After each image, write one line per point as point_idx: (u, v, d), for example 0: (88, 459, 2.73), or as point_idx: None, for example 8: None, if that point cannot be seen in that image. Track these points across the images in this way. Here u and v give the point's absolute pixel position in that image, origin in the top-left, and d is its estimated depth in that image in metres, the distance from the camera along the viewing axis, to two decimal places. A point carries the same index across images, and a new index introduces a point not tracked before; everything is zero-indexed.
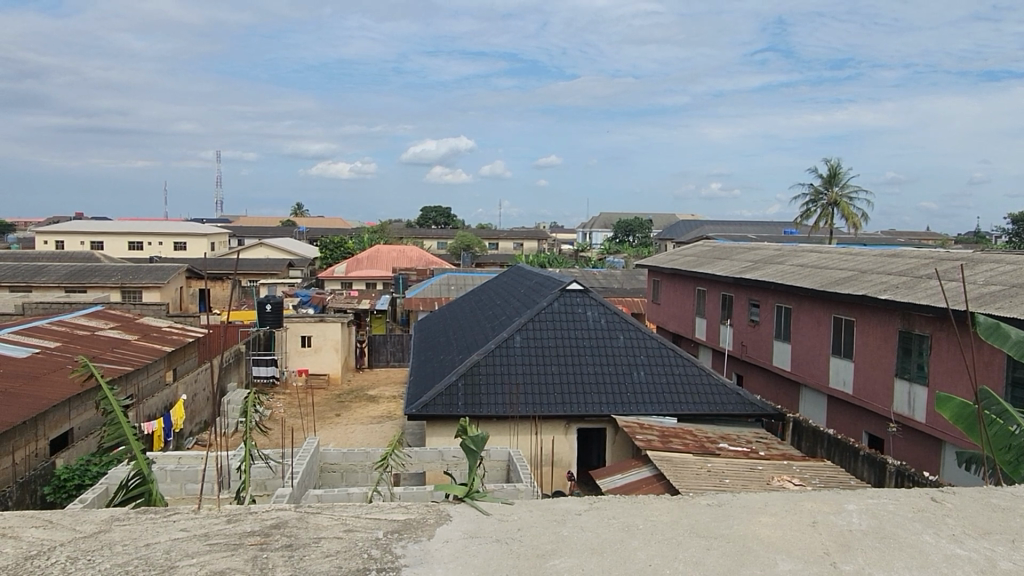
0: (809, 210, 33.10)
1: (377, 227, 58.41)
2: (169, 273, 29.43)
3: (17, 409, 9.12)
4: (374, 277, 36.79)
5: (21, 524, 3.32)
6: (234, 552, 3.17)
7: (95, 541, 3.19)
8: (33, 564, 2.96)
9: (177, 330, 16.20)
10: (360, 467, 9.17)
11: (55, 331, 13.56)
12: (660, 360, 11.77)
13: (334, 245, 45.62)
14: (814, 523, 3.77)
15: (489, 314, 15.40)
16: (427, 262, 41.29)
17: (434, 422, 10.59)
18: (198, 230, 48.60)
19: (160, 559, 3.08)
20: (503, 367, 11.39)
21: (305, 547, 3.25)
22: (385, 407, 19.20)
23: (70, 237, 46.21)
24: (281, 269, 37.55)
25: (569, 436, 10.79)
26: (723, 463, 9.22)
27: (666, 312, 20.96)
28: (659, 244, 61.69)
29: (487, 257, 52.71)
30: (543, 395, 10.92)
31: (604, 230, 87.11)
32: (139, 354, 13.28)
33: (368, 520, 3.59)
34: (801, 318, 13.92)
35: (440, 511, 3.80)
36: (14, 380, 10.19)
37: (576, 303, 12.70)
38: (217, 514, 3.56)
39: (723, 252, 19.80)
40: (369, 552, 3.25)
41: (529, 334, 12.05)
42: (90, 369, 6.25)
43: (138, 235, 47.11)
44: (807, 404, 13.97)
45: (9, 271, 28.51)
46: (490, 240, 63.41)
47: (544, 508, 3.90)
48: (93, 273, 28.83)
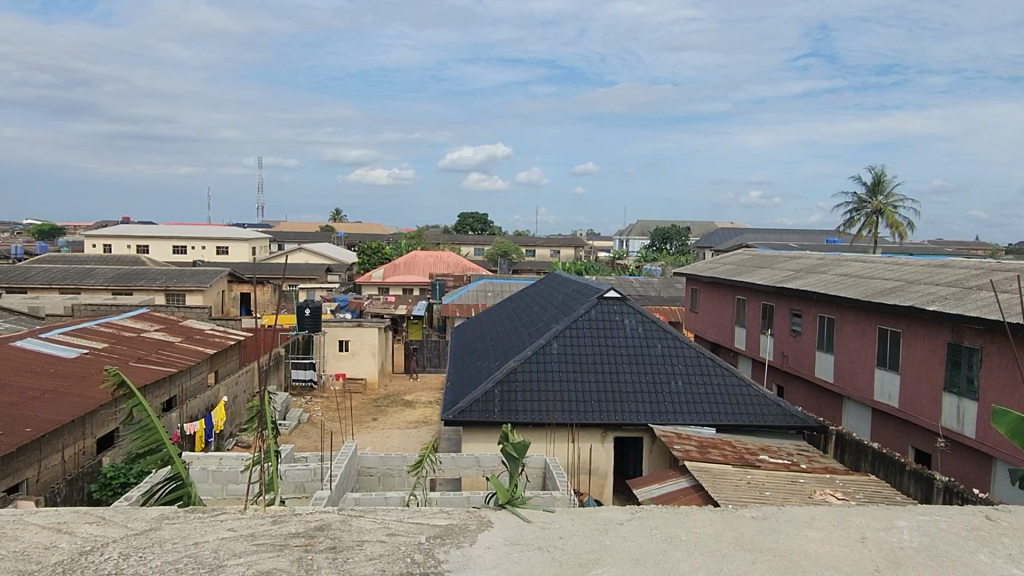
0: (852, 218, 32.45)
1: (415, 233, 58.91)
2: (211, 277, 29.93)
3: (67, 409, 9.36)
4: (411, 283, 36.92)
5: (74, 520, 3.37)
6: (280, 553, 3.19)
7: (146, 538, 3.24)
8: (87, 559, 3.00)
9: (219, 333, 16.49)
10: (396, 471, 9.20)
11: (103, 332, 13.89)
12: (698, 370, 11.61)
13: (371, 251, 45.98)
14: (863, 539, 3.67)
15: (526, 320, 15.39)
16: (464, 268, 41.41)
17: (471, 428, 10.59)
18: (241, 235, 49.49)
19: (210, 557, 3.11)
20: (541, 374, 11.34)
21: (349, 550, 3.26)
22: (421, 413, 19.25)
23: (117, 241, 47.35)
24: (320, 273, 37.91)
25: (606, 444, 10.69)
26: (763, 475, 9.05)
27: (705, 321, 20.73)
28: (697, 253, 61.00)
29: (524, 264, 52.69)
30: (579, 403, 10.85)
31: (641, 237, 86.41)
32: (183, 356, 13.54)
33: (411, 524, 3.60)
34: (844, 328, 13.61)
35: (482, 517, 3.79)
36: (63, 380, 10.47)
37: (613, 311, 12.59)
38: (262, 515, 3.59)
39: (763, 260, 19.53)
40: (412, 556, 3.25)
41: (566, 342, 11.96)
42: (117, 380, 6.51)
43: (182, 239, 48.17)
44: (850, 416, 13.67)
45: (61, 275, 29.39)
46: (527, 248, 63.39)
47: (586, 518, 3.87)
48: (139, 277, 29.47)
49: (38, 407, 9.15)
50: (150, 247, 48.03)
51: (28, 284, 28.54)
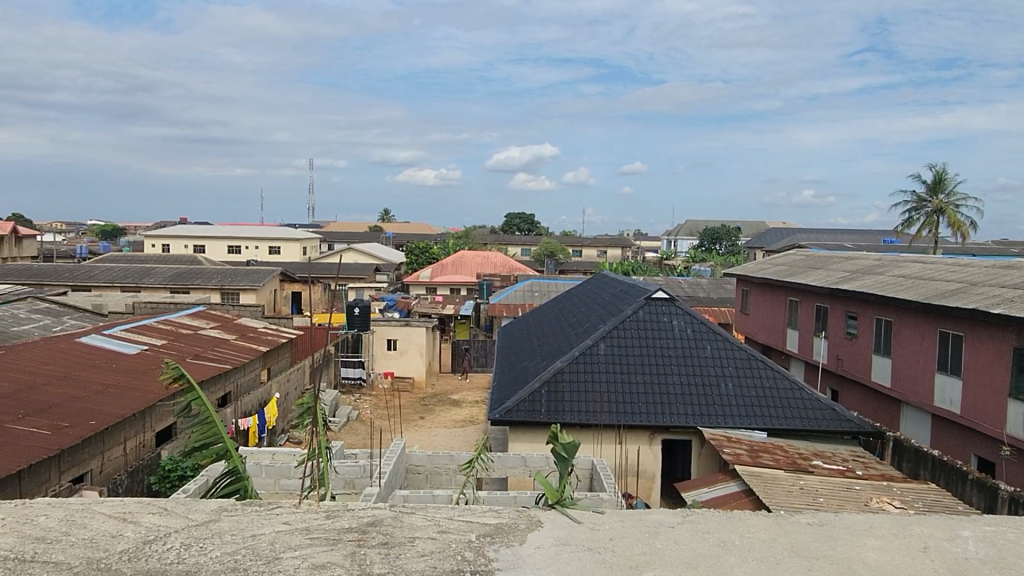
0: (911, 217, 31.44)
1: (462, 233, 59.33)
2: (264, 276, 30.63)
3: (128, 402, 9.68)
4: (458, 283, 37.12)
5: (138, 511, 3.47)
6: (334, 547, 3.24)
7: (206, 529, 3.32)
8: (151, 548, 3.10)
9: (272, 331, 16.88)
10: (443, 470, 9.27)
11: (162, 329, 14.33)
12: (749, 373, 11.40)
13: (419, 250, 46.40)
14: (926, 548, 3.55)
15: (573, 321, 15.35)
16: (511, 268, 41.51)
17: (518, 428, 10.59)
18: (292, 235, 50.52)
19: (267, 549, 3.18)
20: (589, 374, 11.28)
21: (401, 546, 3.30)
22: (468, 412, 19.36)
23: (176, 241, 48.86)
24: (369, 273, 38.43)
25: (654, 447, 10.58)
26: (817, 481, 8.83)
27: (755, 323, 20.35)
28: (748, 253, 59.89)
29: (571, 264, 52.55)
30: (627, 404, 10.76)
31: (689, 238, 85.33)
32: (237, 353, 13.88)
33: (461, 522, 3.62)
34: (903, 331, 13.20)
35: (532, 517, 3.78)
36: (124, 375, 10.83)
37: (661, 312, 12.45)
38: (316, 510, 3.66)
39: (817, 261, 19.06)
40: (463, 554, 3.26)
41: (613, 342, 11.87)
42: (179, 374, 6.68)
43: (236, 239, 49.44)
44: (909, 422, 13.24)
45: (122, 274, 30.46)
46: (574, 248, 63.24)
47: (637, 520, 3.83)
48: (195, 276, 30.29)
49: (100, 401, 9.48)
50: (206, 247, 49.42)
51: (92, 282, 29.65)
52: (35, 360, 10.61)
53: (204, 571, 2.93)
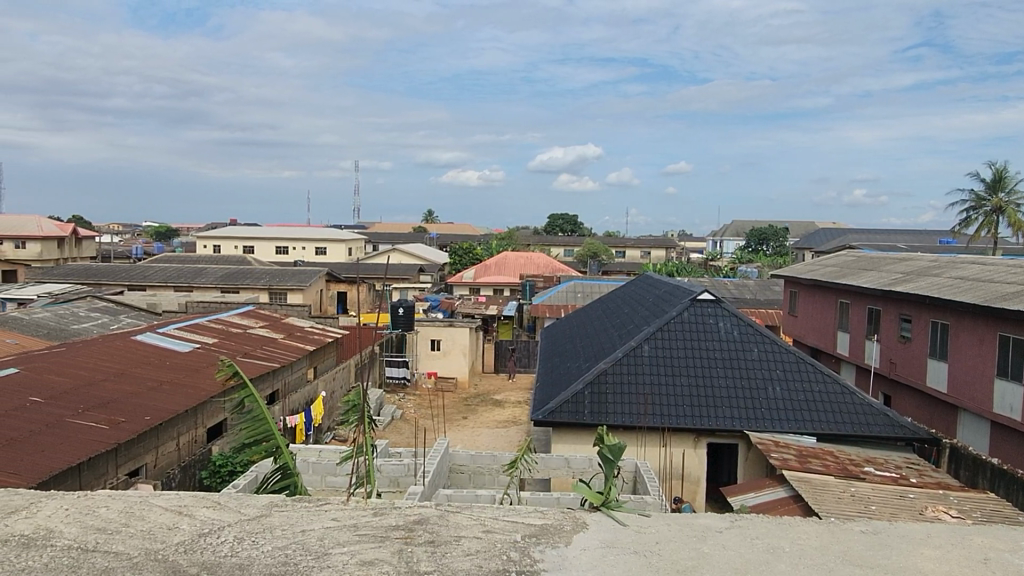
0: (969, 217, 30.39)
1: (504, 234, 59.47)
2: (311, 276, 31.18)
3: (181, 399, 9.95)
4: (501, 283, 37.21)
5: (194, 504, 3.56)
6: (381, 543, 3.27)
7: (258, 524, 3.39)
8: (206, 541, 3.17)
9: (318, 330, 17.17)
10: (486, 470, 9.29)
11: (213, 328, 14.70)
12: (798, 376, 11.16)
13: (463, 251, 46.69)
14: (985, 560, 3.42)
15: (617, 322, 15.25)
16: (554, 269, 41.43)
17: (561, 429, 10.57)
18: (338, 236, 51.31)
19: (316, 544, 3.23)
20: (633, 376, 11.19)
21: (447, 544, 3.31)
22: (511, 413, 19.38)
23: (226, 241, 50.09)
24: (413, 273, 38.79)
25: (699, 450, 10.45)
26: (869, 489, 8.60)
27: (804, 326, 19.92)
28: (796, 254, 58.64)
29: (615, 265, 52.25)
30: (671, 406, 10.65)
31: (736, 238, 84.02)
32: (285, 352, 14.16)
33: (507, 522, 3.62)
34: (960, 335, 12.77)
35: (577, 518, 3.76)
36: (177, 373, 11.14)
37: (707, 313, 12.28)
38: (364, 506, 3.70)
39: (869, 262, 18.58)
40: (509, 554, 3.26)
41: (658, 343, 11.76)
42: (234, 371, 6.81)
43: (284, 240, 50.44)
44: (966, 429, 12.80)
45: (175, 274, 31.35)
46: (618, 248, 62.89)
47: (684, 524, 3.78)
48: (244, 276, 30.98)
49: (155, 398, 9.77)
50: (255, 247, 50.55)
51: (147, 282, 30.57)
52: (93, 357, 10.98)
53: (257, 565, 2.99)
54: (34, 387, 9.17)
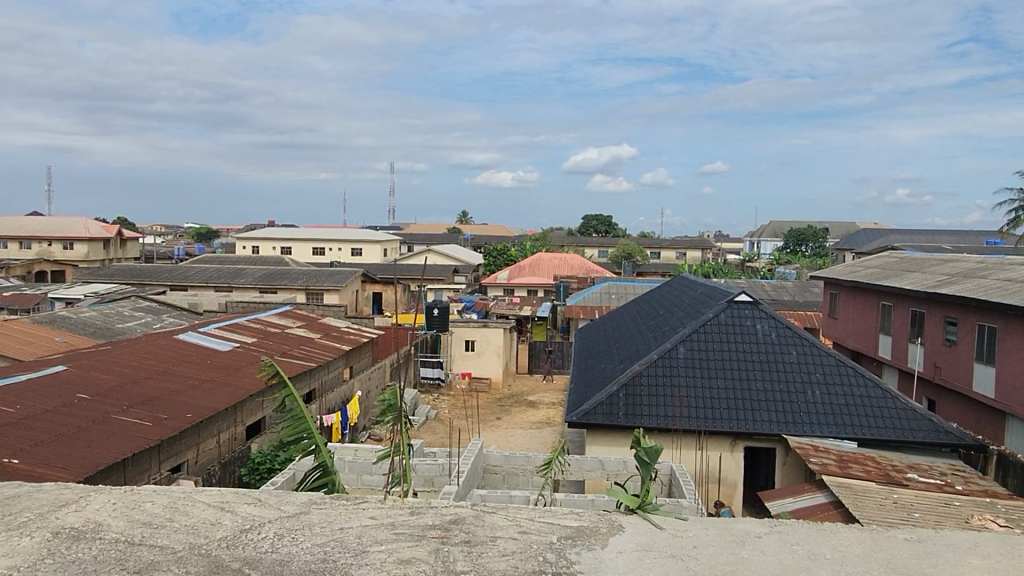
0: (1019, 217, 29.48)
1: (538, 235, 59.49)
2: (347, 277, 31.55)
3: (220, 397, 10.13)
4: (535, 284, 37.18)
5: (235, 501, 3.62)
6: (418, 543, 3.29)
7: (297, 521, 3.43)
8: (248, 537, 3.22)
9: (354, 330, 17.36)
10: (521, 471, 9.29)
11: (252, 327, 14.96)
12: (838, 379, 10.95)
13: (497, 253, 46.78)
14: None
15: (652, 323, 15.12)
16: (588, 271, 41.28)
17: (595, 431, 10.51)
18: (374, 237, 51.82)
19: (354, 542, 3.26)
20: (668, 378, 11.09)
21: (483, 544, 3.32)
22: (545, 414, 19.35)
23: (265, 242, 50.95)
24: (447, 274, 39.00)
25: (736, 454, 10.32)
26: (912, 495, 8.39)
27: (845, 328, 19.54)
28: (835, 255, 57.56)
29: (650, 266, 51.87)
30: (707, 410, 10.53)
31: (773, 239, 82.79)
32: (322, 352, 14.34)
33: (543, 524, 3.61)
34: (1008, 338, 12.40)
35: (613, 520, 3.74)
36: (217, 371, 11.36)
37: (744, 315, 12.11)
38: (400, 506, 3.73)
39: (912, 263, 18.14)
40: (545, 555, 3.26)
41: (693, 346, 11.63)
42: (275, 370, 6.89)
43: (321, 241, 51.13)
44: (1015, 435, 12.43)
45: (215, 274, 31.98)
46: (653, 249, 62.46)
47: (722, 528, 3.73)
48: (282, 277, 31.47)
49: (196, 395, 9.98)
50: (293, 249, 51.34)
51: (189, 282, 31.23)
52: (137, 355, 11.24)
53: (296, 561, 3.03)
54: (82, 383, 9.43)
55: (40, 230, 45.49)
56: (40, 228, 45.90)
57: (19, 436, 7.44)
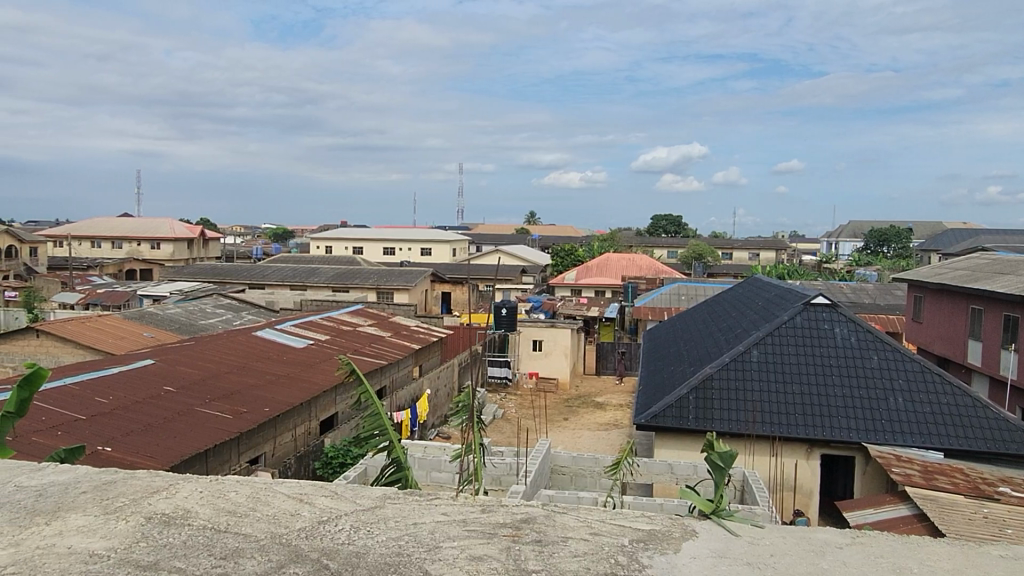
0: None
1: (607, 236, 59.13)
2: (416, 276, 32.06)
3: (295, 392, 10.44)
4: (603, 284, 36.92)
5: (313, 493, 3.72)
6: (489, 541, 3.30)
7: (373, 514, 3.50)
8: (325, 528, 3.31)
9: (424, 329, 17.61)
10: (588, 472, 9.23)
11: (326, 325, 15.36)
12: (923, 387, 10.46)
13: (565, 253, 46.67)
14: None
15: (723, 326, 14.79)
16: (656, 272, 40.73)
17: (664, 434, 10.35)
18: (443, 237, 52.47)
19: (427, 537, 3.30)
20: (740, 382, 10.82)
21: (554, 544, 3.31)
22: (613, 415, 19.17)
23: (338, 243, 52.31)
24: (515, 275, 39.15)
25: (812, 461, 10.00)
26: (1005, 511, 7.92)
27: (930, 333, 18.64)
28: (920, 256, 55.03)
29: (722, 267, 50.75)
30: (781, 415, 10.22)
31: (853, 239, 79.80)
32: (392, 350, 14.60)
33: (613, 526, 3.57)
34: None
35: (686, 526, 3.67)
36: (293, 367, 11.71)
37: (821, 318, 11.70)
38: (471, 503, 3.75)
39: (1006, 265, 17.16)
40: (616, 558, 3.22)
41: (767, 349, 11.31)
42: (352, 368, 7.04)
43: (392, 241, 52.12)
44: None
45: (291, 273, 33.01)
46: (725, 250, 61.19)
47: (800, 537, 3.61)
48: (354, 276, 32.21)
49: (272, 390, 10.31)
50: (365, 249, 52.52)
51: (266, 281, 32.33)
52: (218, 351, 11.70)
53: (372, 554, 3.08)
54: (168, 377, 9.88)
55: (131, 231, 47.99)
56: (131, 230, 48.40)
57: (111, 425, 7.86)
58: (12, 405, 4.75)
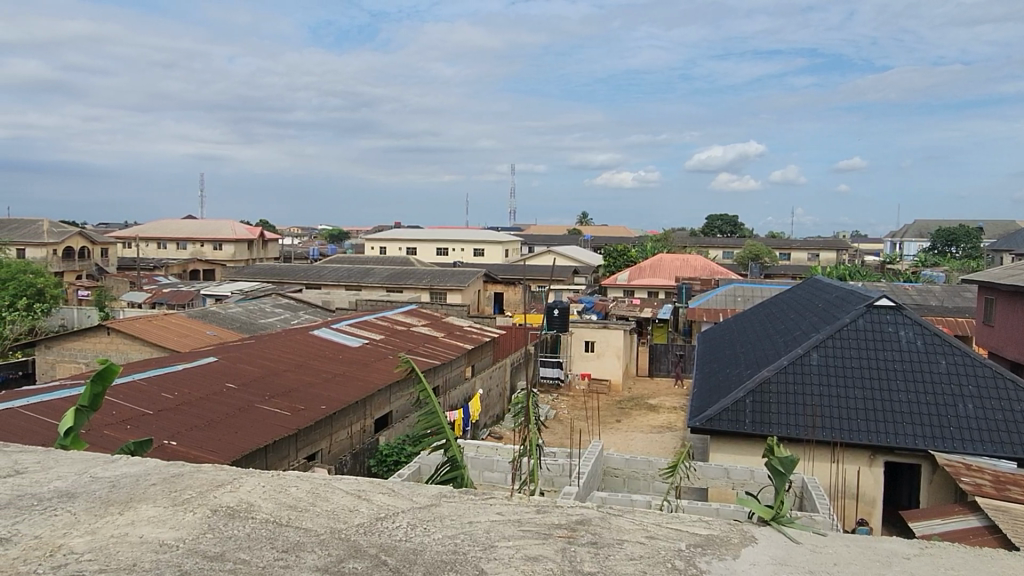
0: None
1: (661, 236, 58.43)
2: (469, 277, 32.27)
3: (351, 391, 10.62)
4: (657, 285, 36.52)
5: (370, 490, 3.77)
6: (544, 541, 3.29)
7: (429, 512, 3.52)
8: (382, 524, 3.35)
9: (476, 329, 17.70)
10: (642, 475, 9.12)
11: (381, 325, 15.57)
12: (994, 393, 10.02)
13: (618, 253, 46.34)
14: None
15: (782, 327, 14.45)
16: (711, 272, 40.09)
17: (719, 438, 10.16)
18: (495, 238, 52.70)
19: (483, 536, 3.31)
20: (799, 385, 10.55)
21: (610, 547, 3.27)
22: (666, 418, 18.93)
23: (392, 244, 53.08)
24: (567, 276, 39.05)
25: (876, 469, 9.67)
26: None
27: (1002, 337, 17.84)
28: (992, 257, 52.77)
29: (779, 267, 49.63)
30: (842, 420, 9.93)
31: (918, 239, 77.06)
32: (445, 350, 14.72)
33: (670, 530, 3.52)
34: None
35: (745, 531, 3.59)
36: (349, 366, 11.92)
37: (886, 321, 11.32)
38: (526, 503, 3.74)
39: None
40: (673, 562, 3.16)
41: (827, 352, 11.00)
42: (410, 366, 7.10)
43: (445, 242, 52.60)
44: None
45: (347, 274, 33.62)
46: (783, 250, 59.83)
47: (865, 547, 3.49)
48: (407, 276, 32.62)
49: (329, 388, 10.51)
50: (418, 249, 53.15)
51: (322, 281, 33.00)
52: (277, 350, 11.99)
53: (428, 551, 3.11)
54: (229, 374, 10.17)
55: (194, 233, 49.65)
56: (194, 231, 50.08)
57: (176, 420, 8.13)
58: (85, 399, 4.95)
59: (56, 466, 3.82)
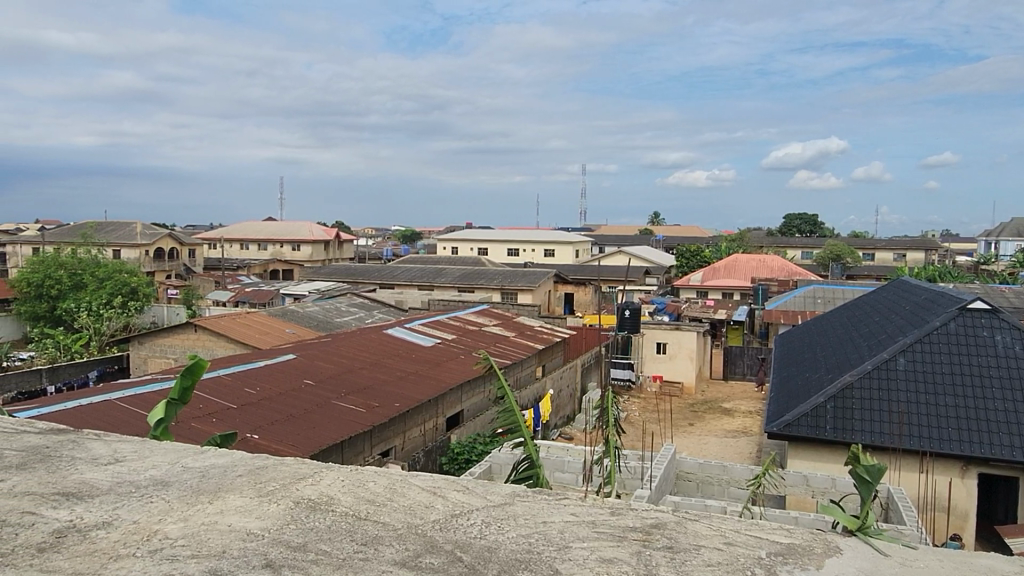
0: None
1: (736, 236, 57.05)
2: (539, 277, 32.27)
3: (424, 389, 10.78)
4: (732, 287, 35.65)
5: (446, 487, 3.80)
6: (619, 543, 3.25)
7: (502, 511, 3.53)
8: (457, 521, 3.38)
9: (547, 329, 17.69)
10: (716, 480, 8.92)
11: (453, 324, 15.75)
12: None
13: (691, 254, 45.50)
14: None
15: (866, 331, 13.88)
16: (790, 272, 38.88)
17: (798, 444, 9.83)
18: (566, 238, 52.59)
19: (556, 536, 3.29)
20: (885, 391, 10.11)
21: (686, 552, 3.21)
22: (741, 422, 18.46)
23: (463, 244, 53.69)
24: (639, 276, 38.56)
25: (968, 481, 9.18)
26: None
27: None
28: None
29: (862, 268, 47.67)
30: (932, 429, 9.45)
31: (1015, 238, 72.66)
32: (516, 350, 14.76)
33: (749, 537, 3.42)
34: None
35: (829, 541, 3.45)
36: (422, 364, 12.11)
37: (980, 325, 10.72)
38: (601, 505, 3.71)
39: None
40: (753, 570, 3.08)
41: (916, 357, 10.50)
42: (488, 363, 7.12)
43: (516, 242, 52.82)
44: None
45: (419, 274, 34.16)
46: (866, 250, 57.46)
47: (961, 562, 3.30)
48: (479, 276, 32.89)
49: (402, 386, 10.71)
50: (489, 249, 53.56)
51: (396, 281, 33.64)
52: (353, 348, 12.29)
53: (502, 549, 3.12)
54: (308, 371, 10.49)
55: (275, 234, 51.45)
56: (276, 232, 51.91)
57: (258, 414, 8.44)
58: (176, 392, 5.19)
59: (152, 455, 4.01)
